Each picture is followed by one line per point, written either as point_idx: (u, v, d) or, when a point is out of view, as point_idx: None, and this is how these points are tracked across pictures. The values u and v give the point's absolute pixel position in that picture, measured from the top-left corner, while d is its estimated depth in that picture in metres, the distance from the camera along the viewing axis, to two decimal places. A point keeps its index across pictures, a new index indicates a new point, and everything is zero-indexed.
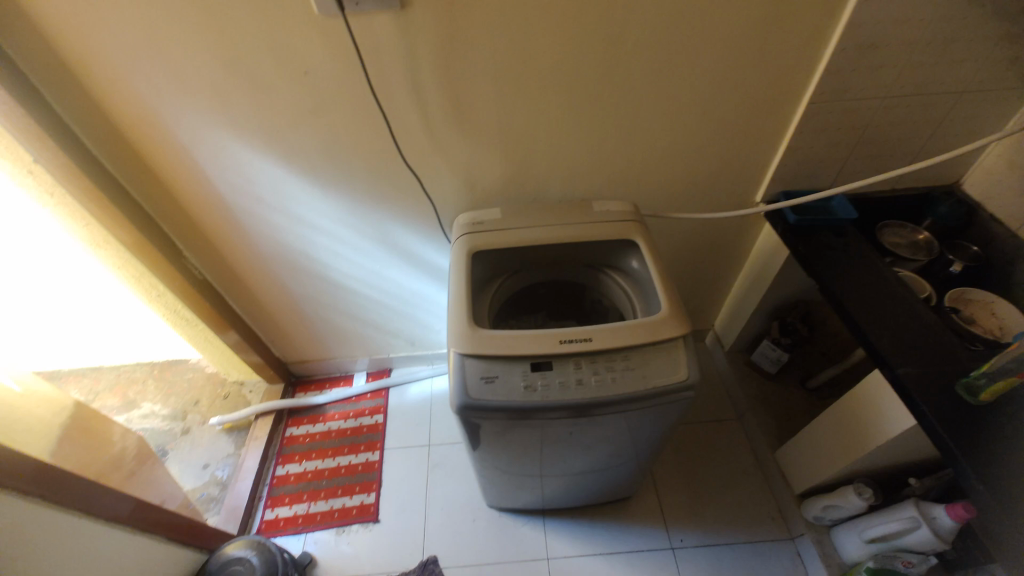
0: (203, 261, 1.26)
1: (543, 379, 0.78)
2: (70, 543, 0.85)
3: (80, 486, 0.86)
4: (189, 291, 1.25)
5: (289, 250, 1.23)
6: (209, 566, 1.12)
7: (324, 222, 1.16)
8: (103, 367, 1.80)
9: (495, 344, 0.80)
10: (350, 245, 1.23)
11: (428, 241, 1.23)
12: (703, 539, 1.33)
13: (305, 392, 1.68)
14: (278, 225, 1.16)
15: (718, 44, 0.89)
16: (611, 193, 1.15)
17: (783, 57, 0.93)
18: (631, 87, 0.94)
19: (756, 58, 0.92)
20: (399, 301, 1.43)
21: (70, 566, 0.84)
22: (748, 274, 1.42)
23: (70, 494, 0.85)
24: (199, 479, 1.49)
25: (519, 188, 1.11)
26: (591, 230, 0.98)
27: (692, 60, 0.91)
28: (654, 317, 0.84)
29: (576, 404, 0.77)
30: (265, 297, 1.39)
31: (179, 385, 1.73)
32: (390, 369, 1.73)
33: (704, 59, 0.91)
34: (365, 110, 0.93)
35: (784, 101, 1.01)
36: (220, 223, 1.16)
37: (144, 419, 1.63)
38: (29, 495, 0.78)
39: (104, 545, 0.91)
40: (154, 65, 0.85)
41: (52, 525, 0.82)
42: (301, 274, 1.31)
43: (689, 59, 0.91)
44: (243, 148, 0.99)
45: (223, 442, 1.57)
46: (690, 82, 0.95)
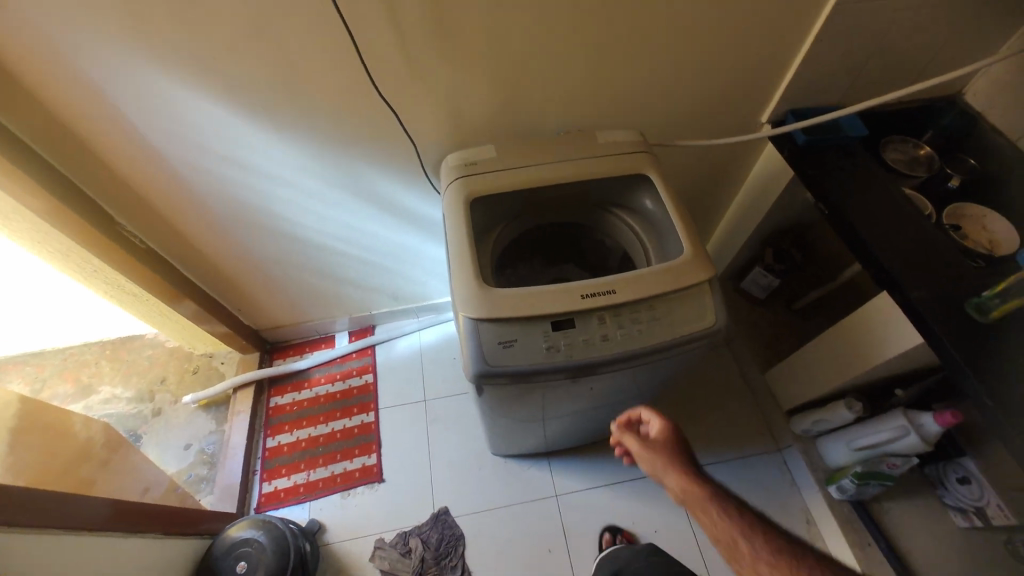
0: (143, 227, 1.07)
1: (566, 338, 0.72)
2: (59, 558, 0.77)
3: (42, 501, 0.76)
4: (132, 262, 1.07)
5: (244, 207, 1.06)
6: (215, 551, 1.07)
7: (284, 171, 0.99)
8: (44, 351, 1.60)
9: (509, 303, 0.72)
10: (317, 196, 1.07)
11: (408, 186, 1.08)
12: (698, 459, 1.37)
13: (284, 359, 1.57)
14: (228, 178, 0.98)
15: None
16: (612, 121, 1.03)
17: None
18: None
19: None
20: (378, 256, 1.30)
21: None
22: (743, 201, 1.37)
23: (41, 510, 0.75)
24: (183, 460, 1.41)
25: (511, 121, 0.97)
26: (599, 167, 0.88)
27: None
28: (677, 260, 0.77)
29: (604, 362, 0.72)
30: (224, 261, 1.22)
31: (139, 364, 1.57)
32: (373, 326, 1.63)
33: None
34: (324, 27, 0.75)
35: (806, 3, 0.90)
36: (155, 182, 0.97)
37: (106, 403, 1.49)
38: None
39: (99, 552, 0.84)
40: None
41: (31, 546, 0.73)
42: (262, 233, 1.15)
43: None
44: (170, 82, 0.79)
45: (202, 419, 1.47)
46: None
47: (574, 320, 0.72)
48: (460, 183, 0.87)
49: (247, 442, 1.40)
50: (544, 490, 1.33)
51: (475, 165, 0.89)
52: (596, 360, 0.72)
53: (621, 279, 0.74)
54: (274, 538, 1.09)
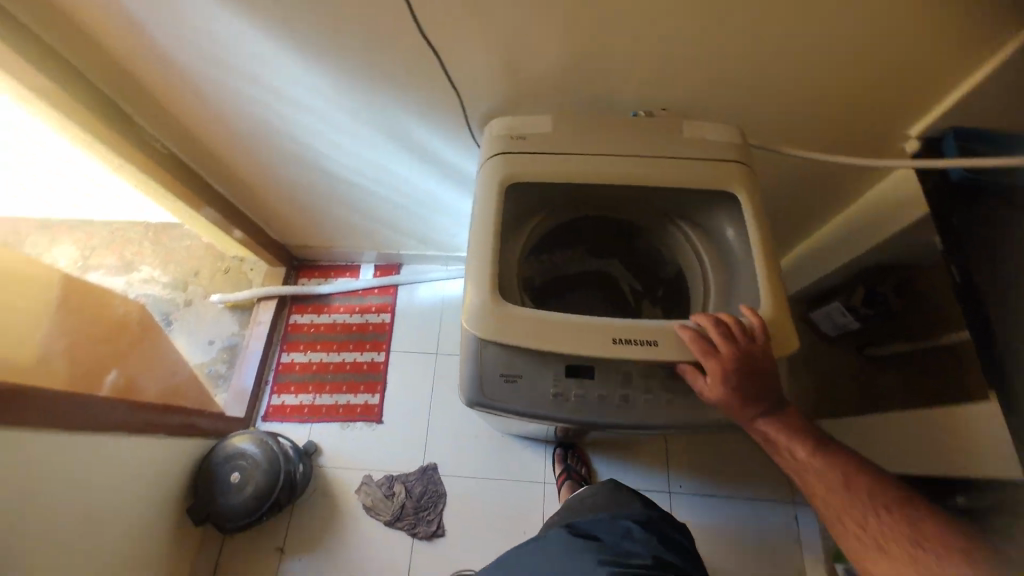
0: (163, 130, 1.01)
1: (579, 389, 0.61)
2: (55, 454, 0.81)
3: (45, 401, 0.79)
4: (154, 168, 1.03)
5: (267, 129, 0.96)
6: (216, 455, 1.13)
7: (310, 99, 0.87)
8: (96, 221, 1.67)
9: (523, 333, 0.61)
10: (345, 130, 0.95)
11: (447, 138, 0.93)
12: (701, 488, 1.29)
13: (309, 279, 1.56)
14: (249, 95, 0.87)
15: None
16: (708, 104, 0.80)
17: None
18: None
19: None
20: (410, 202, 1.20)
21: (59, 474, 0.82)
22: (845, 223, 1.11)
23: (38, 410, 0.78)
24: (206, 355, 1.48)
25: (577, 84, 0.78)
26: (677, 172, 0.70)
27: None
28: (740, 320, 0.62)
29: (616, 421, 0.61)
30: (250, 178, 1.16)
31: (177, 252, 1.61)
32: (400, 265, 1.57)
33: None
34: None
35: None
36: (175, 87, 0.88)
37: (145, 284, 1.56)
38: None
39: (96, 449, 0.89)
40: None
41: (27, 441, 0.77)
42: (288, 157, 1.05)
43: None
44: None
45: (227, 320, 1.52)
46: None
47: (595, 372, 0.62)
48: (500, 156, 0.72)
49: (263, 353, 1.44)
50: (534, 474, 1.31)
51: (524, 139, 0.72)
52: (608, 419, 0.62)
53: (664, 327, 0.60)
54: (269, 458, 1.13)
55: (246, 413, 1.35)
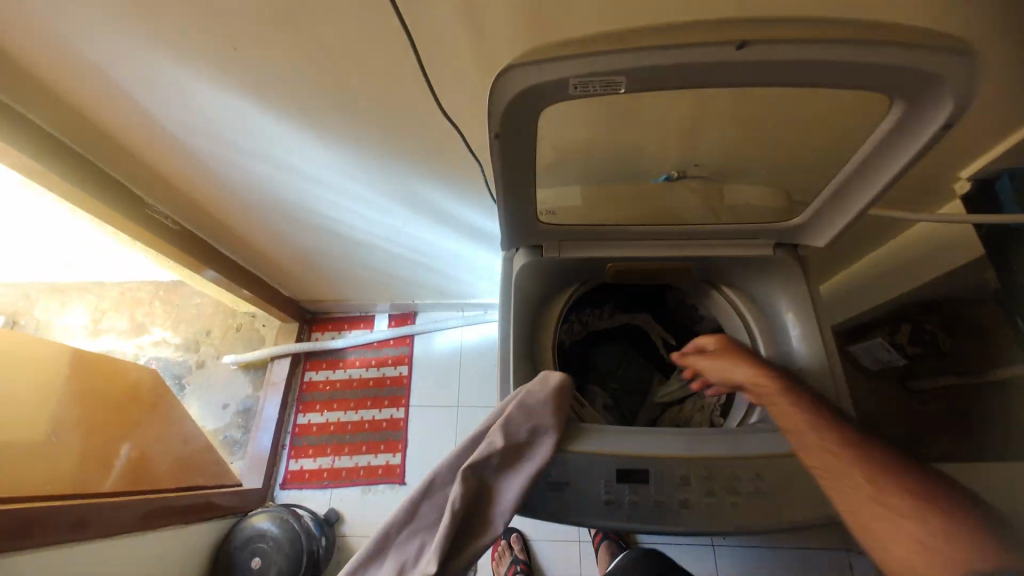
0: (175, 208, 0.99)
1: (633, 494, 0.55)
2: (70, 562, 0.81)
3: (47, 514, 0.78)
4: (165, 246, 1.01)
5: (278, 199, 0.94)
6: (235, 539, 1.12)
7: (325, 173, 0.86)
8: (106, 283, 1.64)
9: (579, 441, 0.56)
10: (362, 199, 0.93)
11: (465, 194, 0.91)
12: (744, 539, 1.14)
13: (324, 332, 1.53)
14: (259, 173, 0.86)
15: None
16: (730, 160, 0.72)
17: None
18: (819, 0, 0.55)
19: None
20: (426, 257, 1.17)
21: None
22: (882, 258, 1.06)
23: (42, 525, 0.77)
24: (221, 420, 1.44)
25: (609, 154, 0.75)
26: (721, 249, 0.68)
27: None
28: None
29: (678, 533, 0.55)
30: (261, 244, 1.14)
31: (187, 311, 1.58)
32: (415, 313, 1.54)
33: None
34: (374, 21, 0.57)
35: None
36: (180, 166, 0.87)
37: (156, 347, 1.53)
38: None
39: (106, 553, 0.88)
40: None
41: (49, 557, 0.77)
42: (302, 225, 1.04)
43: None
44: (184, 76, 0.67)
45: (240, 381, 1.48)
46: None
47: (650, 475, 0.55)
48: (536, 248, 0.69)
49: (279, 416, 1.39)
50: (569, 532, 1.22)
51: (555, 214, 0.65)
52: (665, 526, 0.56)
53: (720, 204, 0.66)
54: (290, 538, 1.10)
55: (263, 483, 1.31)
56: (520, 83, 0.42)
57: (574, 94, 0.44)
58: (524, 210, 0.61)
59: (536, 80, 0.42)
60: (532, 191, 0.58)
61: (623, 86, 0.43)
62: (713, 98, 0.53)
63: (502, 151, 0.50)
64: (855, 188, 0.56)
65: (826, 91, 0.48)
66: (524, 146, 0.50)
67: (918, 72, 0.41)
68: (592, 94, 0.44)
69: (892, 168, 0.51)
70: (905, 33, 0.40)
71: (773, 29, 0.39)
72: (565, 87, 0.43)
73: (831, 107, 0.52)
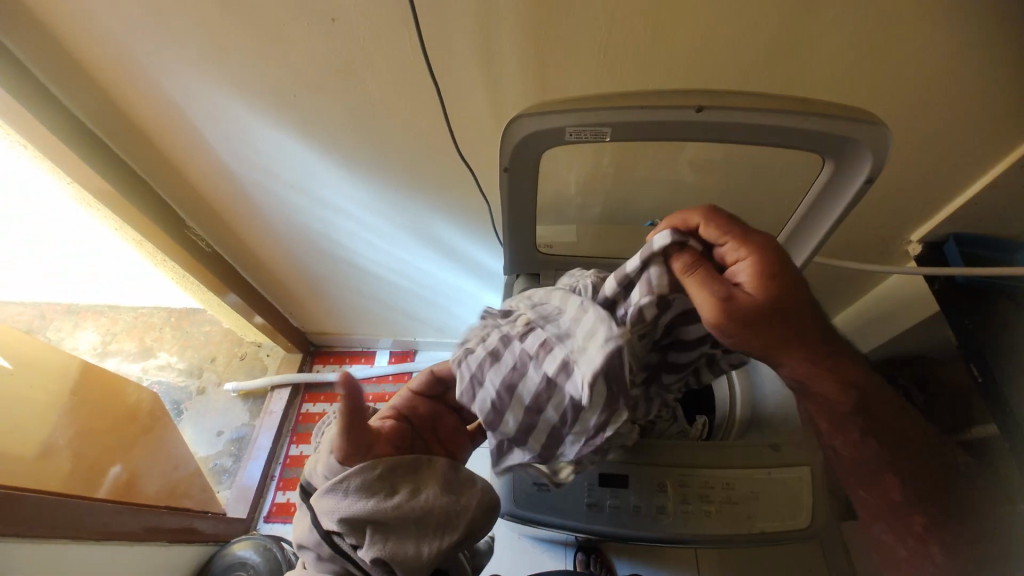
0: (208, 230, 1.10)
1: (613, 498, 0.60)
2: (60, 566, 0.81)
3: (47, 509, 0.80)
4: (192, 263, 1.10)
5: (303, 228, 1.05)
6: (215, 565, 1.10)
7: (346, 205, 0.97)
8: (121, 307, 1.71)
9: None
10: (379, 233, 1.04)
11: (472, 232, 1.01)
12: None
13: (324, 365, 1.57)
14: (291, 203, 0.98)
15: (915, 40, 0.62)
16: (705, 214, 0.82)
17: (997, 64, 0.65)
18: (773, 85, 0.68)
19: (961, 61, 0.65)
20: (429, 293, 1.25)
21: None
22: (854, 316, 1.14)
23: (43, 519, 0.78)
24: (213, 447, 1.44)
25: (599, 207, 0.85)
26: None
27: (875, 58, 0.64)
28: (780, 447, 0.61)
29: (654, 538, 0.58)
30: (279, 271, 1.23)
31: (196, 338, 1.63)
32: (415, 351, 1.59)
33: (891, 58, 0.64)
34: (413, 78, 0.70)
35: (990, 125, 0.72)
36: (221, 191, 0.99)
37: (160, 371, 1.57)
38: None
39: (97, 558, 0.88)
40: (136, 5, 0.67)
41: (37, 555, 0.77)
42: (319, 254, 1.13)
43: (873, 53, 0.63)
44: (245, 111, 0.80)
45: (238, 409, 1.50)
46: (865, 86, 0.67)
47: (628, 480, 0.60)
48: (532, 275, 0.78)
49: (272, 444, 1.40)
50: None
51: (550, 247, 0.75)
52: (642, 531, 0.59)
53: None
54: (271, 568, 1.08)
55: (248, 514, 1.29)
56: (523, 128, 0.54)
57: (567, 139, 0.55)
58: (525, 239, 0.71)
59: (536, 127, 0.53)
60: (530, 221, 0.68)
61: (606, 134, 0.54)
62: (689, 154, 0.64)
63: (509, 184, 0.60)
64: (808, 228, 0.65)
65: (773, 151, 0.59)
66: (525, 180, 0.61)
67: (840, 134, 0.52)
68: (581, 141, 0.55)
69: (831, 218, 0.62)
70: (823, 106, 0.51)
71: (725, 98, 0.51)
72: (560, 133, 0.54)
73: (779, 164, 0.63)
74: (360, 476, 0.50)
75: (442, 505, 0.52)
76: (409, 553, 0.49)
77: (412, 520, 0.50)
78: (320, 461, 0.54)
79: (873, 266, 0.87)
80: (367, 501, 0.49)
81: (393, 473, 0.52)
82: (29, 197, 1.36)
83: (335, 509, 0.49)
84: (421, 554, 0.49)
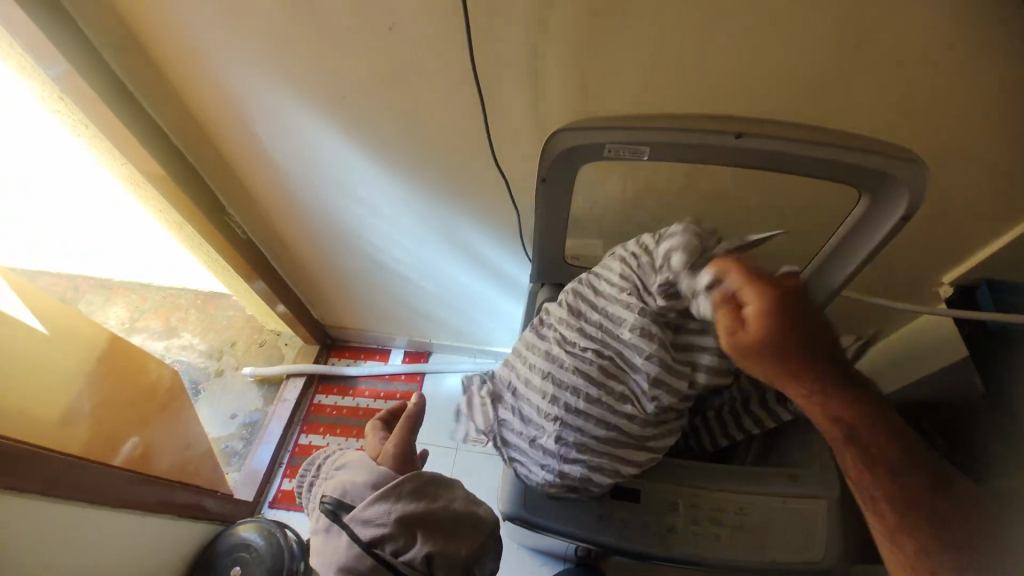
0: (245, 217, 1.14)
1: (623, 512, 0.60)
2: (80, 529, 0.84)
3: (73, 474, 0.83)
4: (226, 248, 1.13)
5: (335, 223, 1.08)
6: (220, 544, 1.12)
7: (379, 204, 0.99)
8: (151, 286, 1.76)
9: None
10: (408, 233, 1.06)
11: (499, 239, 1.02)
12: None
13: (339, 359, 1.60)
14: (326, 198, 1.01)
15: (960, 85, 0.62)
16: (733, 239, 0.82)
17: None
18: (812, 118, 0.69)
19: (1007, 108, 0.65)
20: (450, 296, 1.27)
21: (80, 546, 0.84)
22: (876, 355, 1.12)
23: (68, 483, 0.81)
24: (226, 429, 1.47)
25: None
26: None
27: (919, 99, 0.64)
28: (798, 479, 0.60)
29: (661, 556, 0.58)
30: (307, 263, 1.26)
31: (219, 322, 1.68)
32: (429, 353, 1.60)
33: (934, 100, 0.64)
34: (459, 87, 0.73)
35: None
36: (262, 181, 1.02)
37: (181, 351, 1.61)
38: (20, 491, 0.73)
39: (112, 525, 0.91)
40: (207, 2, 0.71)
41: (60, 516, 0.80)
42: (348, 250, 1.16)
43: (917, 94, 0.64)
44: (295, 107, 0.83)
45: (253, 394, 1.53)
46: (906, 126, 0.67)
47: (641, 495, 0.60)
48: (556, 285, 0.79)
49: (283, 432, 1.43)
50: None
51: (578, 259, 0.76)
52: (649, 548, 0.59)
53: None
54: (273, 553, 1.09)
55: (254, 498, 1.32)
56: (564, 141, 0.56)
57: (606, 155, 0.57)
58: (554, 249, 0.73)
59: (577, 140, 0.55)
60: (560, 232, 0.70)
61: (645, 153, 0.55)
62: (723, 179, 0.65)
63: (544, 194, 0.62)
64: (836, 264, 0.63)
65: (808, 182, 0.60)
66: (561, 192, 0.62)
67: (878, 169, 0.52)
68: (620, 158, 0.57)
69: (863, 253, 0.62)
70: (862, 141, 0.52)
71: (766, 127, 0.52)
72: (600, 149, 0.55)
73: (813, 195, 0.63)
74: (401, 490, 0.61)
75: (474, 511, 0.65)
76: (451, 551, 0.61)
77: (448, 524, 0.62)
78: (353, 477, 0.65)
79: (901, 304, 0.86)
80: (418, 502, 0.62)
81: (435, 483, 0.64)
82: (29, 196, 1.57)
83: (390, 510, 0.60)
84: (460, 552, 0.61)
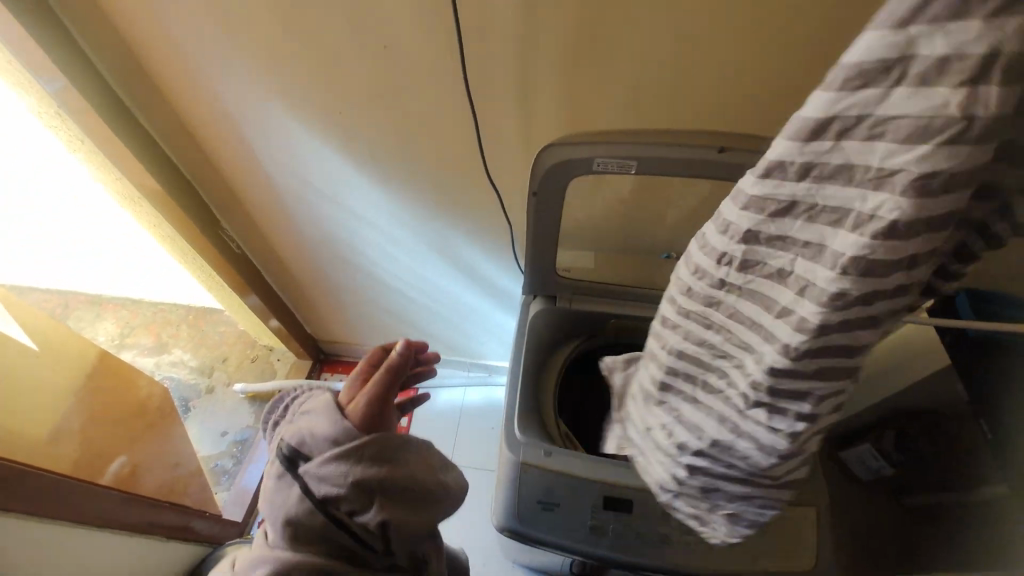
0: (239, 231, 1.15)
1: (616, 523, 0.60)
2: (71, 550, 0.83)
3: (63, 494, 0.82)
4: (220, 263, 1.14)
5: (330, 237, 1.09)
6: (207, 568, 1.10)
7: (373, 220, 1.02)
8: (142, 302, 1.75)
9: (560, 462, 0.62)
10: (402, 247, 1.08)
11: (491, 252, 1.03)
12: None
13: (332, 374, 1.59)
14: (321, 212, 1.02)
15: None
16: None
17: None
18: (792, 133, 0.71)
19: None
20: (443, 309, 1.27)
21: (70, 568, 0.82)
22: None
23: (57, 504, 0.80)
24: (215, 447, 1.45)
25: None
26: None
27: None
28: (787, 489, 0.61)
29: (654, 565, 0.59)
30: (301, 277, 1.27)
31: (210, 338, 1.67)
32: None
33: None
34: (453, 105, 0.75)
35: None
36: (257, 196, 1.03)
37: (171, 367, 1.60)
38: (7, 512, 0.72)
39: (104, 547, 0.90)
40: (206, 22, 0.72)
41: (50, 538, 0.79)
42: (342, 263, 1.17)
43: None
44: (292, 124, 0.85)
45: (244, 411, 1.51)
46: None
47: (633, 505, 0.60)
48: (549, 297, 0.80)
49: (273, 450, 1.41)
50: None
51: (569, 271, 0.78)
52: (641, 557, 0.59)
53: None
54: None
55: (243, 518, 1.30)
56: (555, 157, 0.57)
57: (595, 170, 0.58)
58: (546, 262, 0.74)
59: (567, 156, 0.57)
60: (551, 245, 0.71)
61: (632, 169, 0.57)
62: (708, 193, 0.67)
63: (535, 208, 0.64)
64: None
65: None
66: (552, 205, 0.64)
67: None
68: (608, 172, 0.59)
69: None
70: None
71: (746, 142, 0.54)
72: (590, 163, 0.57)
73: None
74: (350, 457, 0.50)
75: (439, 479, 0.56)
76: (410, 516, 0.52)
77: (408, 489, 0.53)
78: (313, 424, 0.53)
79: None
80: (378, 467, 0.51)
81: (403, 448, 0.53)
82: (29, 197, 1.52)
83: (348, 471, 0.49)
84: (426, 520, 0.54)
